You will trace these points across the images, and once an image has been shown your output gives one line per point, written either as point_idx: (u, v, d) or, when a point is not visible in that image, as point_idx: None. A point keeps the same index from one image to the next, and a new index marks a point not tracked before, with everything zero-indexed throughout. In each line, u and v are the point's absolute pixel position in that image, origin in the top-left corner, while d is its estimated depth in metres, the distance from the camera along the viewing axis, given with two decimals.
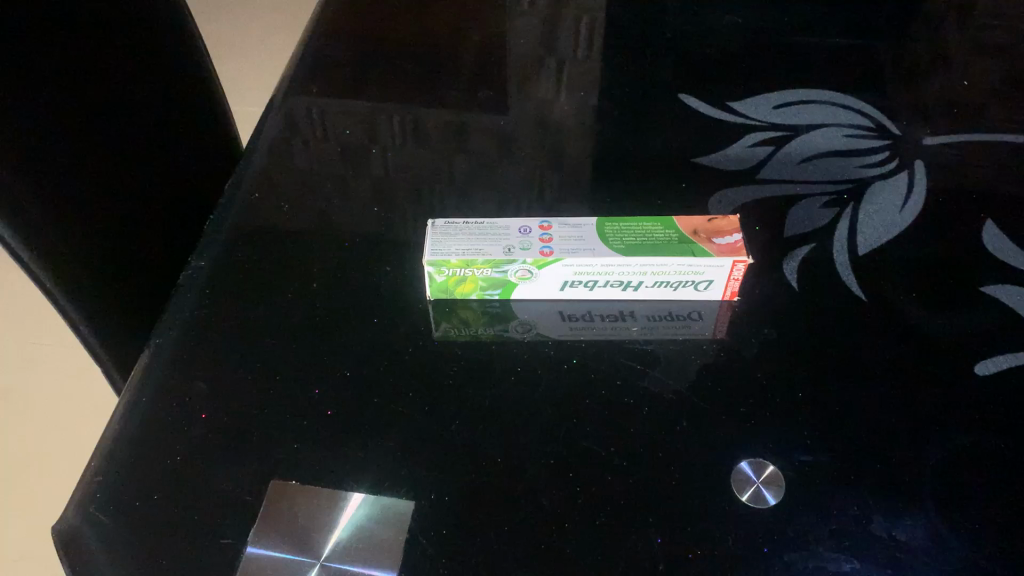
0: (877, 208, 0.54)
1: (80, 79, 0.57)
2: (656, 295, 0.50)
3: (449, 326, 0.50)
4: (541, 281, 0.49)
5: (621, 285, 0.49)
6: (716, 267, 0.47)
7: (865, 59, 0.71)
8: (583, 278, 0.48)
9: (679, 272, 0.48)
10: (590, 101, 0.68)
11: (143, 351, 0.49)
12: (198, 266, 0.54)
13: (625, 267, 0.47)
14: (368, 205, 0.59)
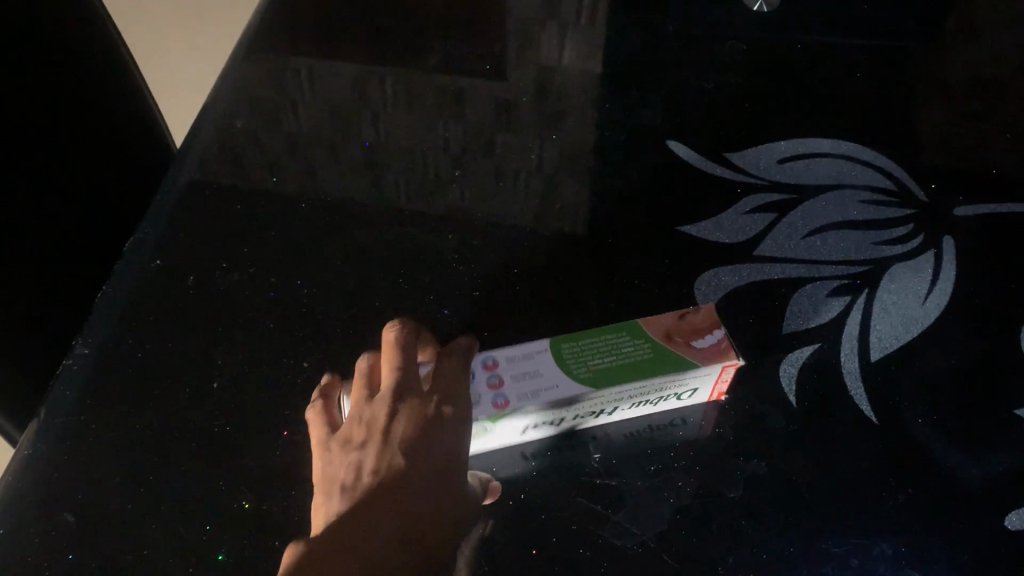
0: (896, 298, 0.46)
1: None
2: (632, 416, 0.42)
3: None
4: (500, 429, 0.40)
5: (594, 414, 0.41)
6: (703, 380, 0.41)
7: (913, 64, 0.59)
8: (548, 418, 0.40)
9: (659, 389, 0.40)
10: (580, 107, 0.57)
11: (7, 464, 0.42)
12: (79, 354, 0.45)
13: (600, 398, 0.40)
14: (298, 251, 0.50)
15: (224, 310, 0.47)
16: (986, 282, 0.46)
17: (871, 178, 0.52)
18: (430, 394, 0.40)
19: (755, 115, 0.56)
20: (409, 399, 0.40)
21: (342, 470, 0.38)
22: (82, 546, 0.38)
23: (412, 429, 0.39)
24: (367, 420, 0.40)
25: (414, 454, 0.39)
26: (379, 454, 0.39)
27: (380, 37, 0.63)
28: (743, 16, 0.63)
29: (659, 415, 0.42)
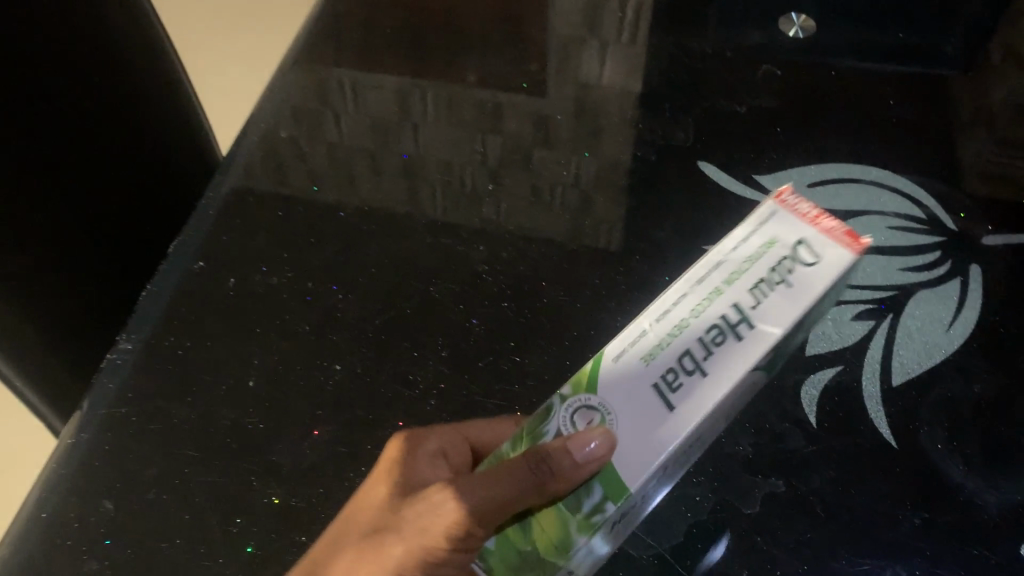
0: (919, 324, 0.46)
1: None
2: (795, 310, 0.34)
3: (532, 570, 0.32)
4: (619, 398, 0.33)
5: (724, 326, 0.34)
6: (788, 231, 0.36)
7: (954, 91, 0.59)
8: (663, 353, 0.34)
9: (746, 261, 0.35)
10: (617, 126, 0.58)
11: (53, 451, 0.44)
12: (123, 351, 0.47)
13: (688, 300, 0.35)
14: (334, 260, 0.51)
15: (261, 314, 0.48)
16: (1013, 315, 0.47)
17: (900, 204, 0.52)
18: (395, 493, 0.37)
19: (790, 137, 0.56)
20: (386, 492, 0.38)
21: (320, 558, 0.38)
22: (122, 533, 0.40)
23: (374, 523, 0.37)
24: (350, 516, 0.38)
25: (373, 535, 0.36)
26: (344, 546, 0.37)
27: (424, 47, 0.63)
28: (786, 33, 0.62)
29: (813, 290, 0.34)
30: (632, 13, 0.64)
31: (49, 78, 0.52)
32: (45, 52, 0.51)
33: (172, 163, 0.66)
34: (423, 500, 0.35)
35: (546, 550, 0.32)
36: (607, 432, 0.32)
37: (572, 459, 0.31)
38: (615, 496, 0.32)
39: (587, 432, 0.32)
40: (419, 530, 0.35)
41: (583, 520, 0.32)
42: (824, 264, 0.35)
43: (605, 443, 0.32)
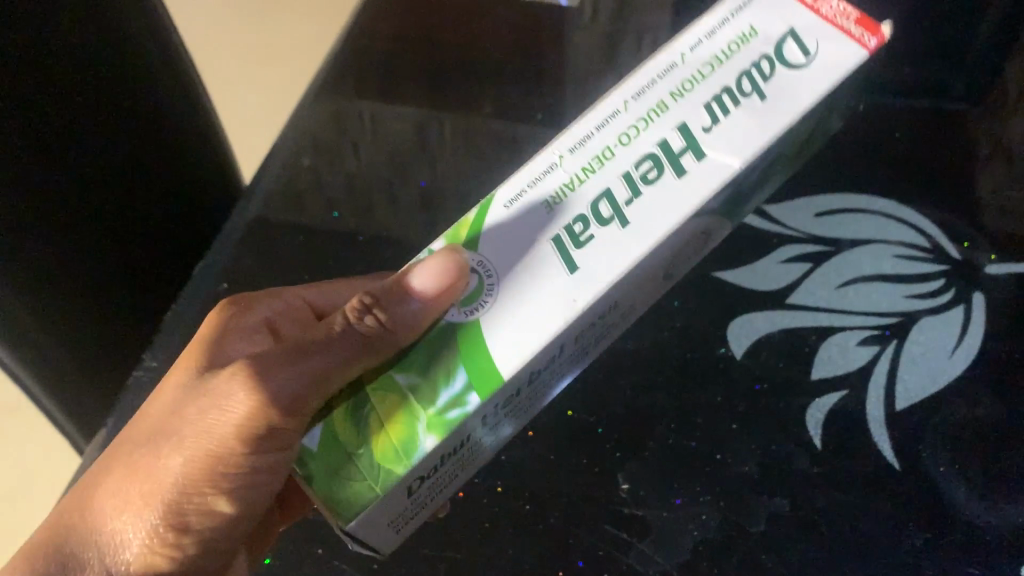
0: (923, 349, 0.47)
1: (19, 163, 0.49)
2: (773, 97, 0.36)
3: (369, 474, 0.32)
4: (513, 241, 0.35)
5: (659, 155, 0.35)
6: (779, 6, 0.38)
7: (966, 115, 0.59)
8: (591, 171, 0.36)
9: (718, 53, 0.37)
10: None
11: (81, 465, 0.46)
12: (149, 370, 0.50)
13: (632, 116, 0.36)
14: (350, 286, 0.53)
15: None
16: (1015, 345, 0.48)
17: (906, 232, 0.53)
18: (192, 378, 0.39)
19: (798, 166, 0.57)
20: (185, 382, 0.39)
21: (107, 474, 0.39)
22: None
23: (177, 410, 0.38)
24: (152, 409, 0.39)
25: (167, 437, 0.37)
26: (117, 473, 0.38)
27: (443, 78, 0.65)
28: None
29: (794, 91, 0.36)
30: (644, 49, 0.66)
31: (74, 115, 0.54)
32: (69, 90, 0.53)
33: (201, 189, 0.69)
34: (205, 394, 0.38)
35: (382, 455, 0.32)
36: (445, 261, 0.34)
37: (404, 297, 0.34)
38: (477, 384, 0.33)
39: (419, 269, 0.34)
40: (201, 434, 0.37)
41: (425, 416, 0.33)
42: (815, 58, 0.37)
43: (439, 274, 0.34)
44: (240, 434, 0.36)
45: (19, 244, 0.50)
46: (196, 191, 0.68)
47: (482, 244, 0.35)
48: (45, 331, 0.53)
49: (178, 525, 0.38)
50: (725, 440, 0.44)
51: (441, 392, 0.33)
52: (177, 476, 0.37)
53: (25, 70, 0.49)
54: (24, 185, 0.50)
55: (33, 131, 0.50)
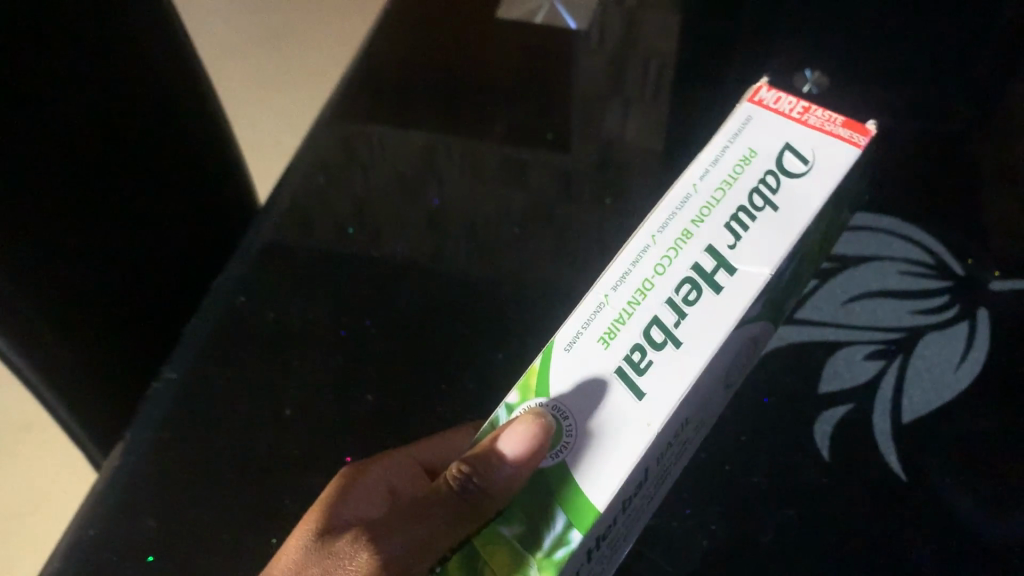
0: (928, 364, 0.48)
1: (33, 190, 0.50)
2: (785, 208, 0.38)
3: None
4: (583, 382, 0.36)
5: (697, 278, 0.37)
6: (770, 139, 0.40)
7: (972, 131, 0.60)
8: (638, 301, 0.37)
9: (720, 183, 0.39)
10: (639, 173, 0.60)
11: (101, 474, 0.47)
12: (168, 380, 0.50)
13: (662, 245, 0.38)
14: (363, 304, 0.54)
15: (298, 352, 0.51)
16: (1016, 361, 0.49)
17: (910, 250, 0.54)
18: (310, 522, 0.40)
19: None
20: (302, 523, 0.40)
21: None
22: (166, 554, 0.44)
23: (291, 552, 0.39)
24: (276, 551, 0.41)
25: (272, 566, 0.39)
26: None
27: (455, 94, 0.66)
28: (801, 88, 0.63)
29: (805, 200, 0.38)
30: (652, 73, 0.66)
31: (84, 141, 0.54)
32: (79, 116, 0.53)
33: (217, 204, 0.70)
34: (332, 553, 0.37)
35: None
36: (529, 426, 0.34)
37: (491, 465, 0.34)
38: (575, 521, 0.33)
39: (504, 434, 0.35)
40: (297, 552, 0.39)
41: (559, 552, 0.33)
42: (814, 165, 0.39)
43: (522, 444, 0.34)
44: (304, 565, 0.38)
45: (42, 262, 0.51)
46: (210, 211, 0.69)
47: (558, 387, 0.36)
48: (68, 345, 0.54)
49: None
50: (734, 451, 0.45)
51: (546, 536, 0.34)
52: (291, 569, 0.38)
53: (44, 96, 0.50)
54: (38, 211, 0.50)
55: (45, 158, 0.51)
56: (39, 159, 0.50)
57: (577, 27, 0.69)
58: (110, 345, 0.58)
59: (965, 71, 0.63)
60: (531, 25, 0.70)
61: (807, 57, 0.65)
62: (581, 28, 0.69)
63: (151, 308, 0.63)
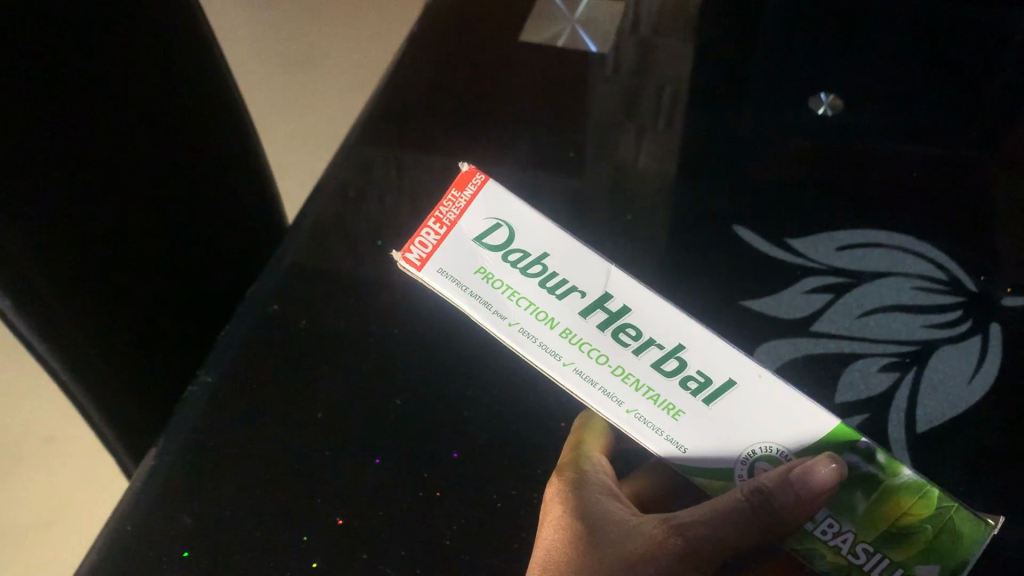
0: (943, 375, 0.51)
1: (79, 200, 0.52)
2: (543, 245, 0.42)
3: (908, 547, 0.37)
4: (721, 441, 0.39)
5: (626, 330, 0.41)
6: (467, 263, 0.42)
7: (980, 149, 0.62)
8: (654, 391, 0.40)
9: (532, 316, 0.41)
10: (657, 185, 0.62)
11: (137, 474, 0.49)
12: (203, 383, 0.52)
13: (609, 381, 0.40)
14: (389, 313, 0.55)
15: (328, 356, 0.53)
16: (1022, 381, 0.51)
17: (924, 265, 0.56)
18: (575, 523, 0.42)
19: (820, 199, 0.60)
20: (568, 524, 0.42)
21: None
22: (200, 550, 0.45)
23: (582, 544, 0.40)
24: (546, 552, 0.41)
25: (579, 561, 0.39)
26: None
27: (475, 108, 0.68)
28: (816, 111, 0.65)
29: (508, 210, 0.42)
30: (667, 95, 0.67)
31: (119, 151, 0.55)
32: (116, 128, 0.55)
33: (247, 216, 0.72)
34: (661, 539, 0.39)
35: (911, 558, 0.37)
36: (828, 466, 0.37)
37: (798, 496, 0.36)
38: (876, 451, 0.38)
39: (803, 476, 0.36)
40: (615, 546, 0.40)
41: (902, 499, 0.38)
42: (497, 214, 0.42)
43: (830, 481, 0.36)
44: (647, 551, 0.39)
45: (86, 269, 0.52)
46: (239, 222, 0.71)
47: (720, 462, 0.40)
48: (109, 348, 0.55)
49: None
50: None
51: (876, 472, 0.38)
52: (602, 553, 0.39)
53: (80, 111, 0.51)
54: (84, 221, 0.52)
55: (86, 170, 0.52)
56: (82, 172, 0.52)
57: (597, 50, 0.71)
58: (147, 351, 0.60)
59: (975, 98, 0.64)
60: (553, 50, 0.71)
61: (822, 81, 0.66)
62: (601, 52, 0.71)
63: (190, 314, 0.65)
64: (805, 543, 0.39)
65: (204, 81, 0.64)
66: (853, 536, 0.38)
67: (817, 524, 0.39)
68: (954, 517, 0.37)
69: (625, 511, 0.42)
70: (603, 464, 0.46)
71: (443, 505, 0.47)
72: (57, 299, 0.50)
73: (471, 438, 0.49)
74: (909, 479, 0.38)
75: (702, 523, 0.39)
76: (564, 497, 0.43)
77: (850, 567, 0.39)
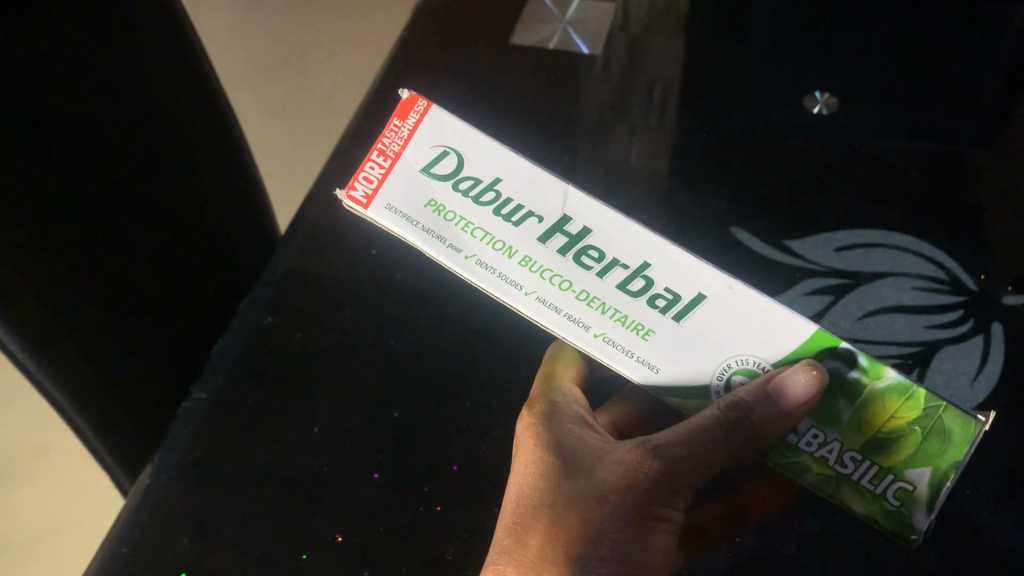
0: (946, 376, 0.52)
1: (66, 220, 0.51)
2: (495, 171, 0.42)
3: (900, 451, 0.39)
4: (689, 354, 0.40)
5: (585, 251, 0.41)
6: (416, 197, 0.42)
7: (977, 143, 0.61)
8: (617, 310, 0.41)
9: (489, 246, 0.42)
10: (651, 185, 0.61)
11: (132, 495, 0.48)
12: (197, 400, 0.51)
13: (572, 305, 0.41)
14: (386, 321, 0.54)
15: (323, 368, 0.52)
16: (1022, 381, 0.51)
17: (923, 262, 0.56)
18: (553, 455, 0.43)
19: (817, 199, 0.59)
20: (546, 455, 0.43)
21: (520, 514, 0.42)
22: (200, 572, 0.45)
23: (562, 474, 0.42)
24: (525, 483, 0.42)
25: (560, 492, 0.41)
26: (531, 517, 0.41)
27: (466, 110, 0.67)
28: (811, 108, 0.64)
29: (455, 140, 0.42)
30: (659, 94, 0.66)
31: (105, 165, 0.54)
32: (102, 143, 0.54)
33: (238, 222, 0.71)
34: (637, 467, 0.41)
35: (902, 462, 0.39)
36: (807, 374, 0.38)
37: (779, 409, 0.38)
38: (864, 361, 0.39)
39: (781, 387, 0.37)
40: (595, 476, 0.41)
41: (888, 403, 0.39)
42: (444, 146, 0.42)
43: (811, 389, 0.37)
44: (628, 479, 0.40)
45: (77, 287, 0.52)
46: (231, 230, 0.70)
47: (694, 377, 0.41)
48: (102, 364, 0.55)
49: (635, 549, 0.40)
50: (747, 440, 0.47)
51: (866, 382, 0.39)
52: (584, 484, 0.41)
53: (64, 129, 0.50)
54: (73, 240, 0.51)
55: (73, 187, 0.51)
56: (69, 190, 0.51)
57: (587, 49, 0.70)
58: (141, 366, 0.59)
59: (970, 91, 0.64)
60: (544, 52, 0.70)
61: (817, 77, 0.66)
62: (591, 51, 0.70)
63: (184, 325, 0.64)
64: (790, 456, 0.42)
65: (188, 91, 0.63)
66: (839, 446, 0.40)
67: (801, 436, 0.41)
68: (942, 417, 0.38)
69: (598, 439, 0.44)
70: (573, 392, 0.47)
71: (445, 518, 0.46)
72: (51, 321, 0.49)
73: (471, 448, 0.49)
74: (892, 382, 0.39)
75: (677, 446, 0.40)
76: (537, 429, 0.44)
77: (838, 476, 0.41)
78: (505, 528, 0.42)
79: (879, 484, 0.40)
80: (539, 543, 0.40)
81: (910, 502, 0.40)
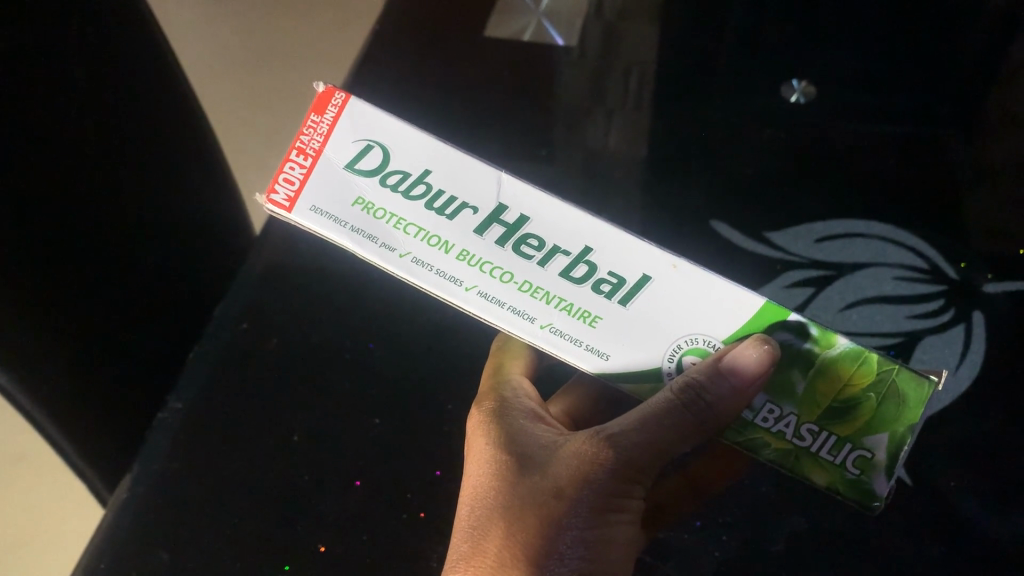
0: (928, 365, 0.52)
1: (38, 229, 0.49)
2: (424, 162, 0.38)
3: (856, 418, 0.37)
4: (639, 338, 0.38)
5: (525, 238, 0.38)
6: (342, 196, 0.38)
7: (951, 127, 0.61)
8: (564, 300, 0.38)
9: (423, 242, 0.38)
10: (629, 180, 0.61)
11: (109, 508, 0.47)
12: (174, 409, 0.50)
13: (516, 296, 0.38)
14: (362, 322, 0.53)
15: (301, 373, 0.51)
16: (996, 368, 0.52)
17: (899, 252, 0.56)
18: (506, 453, 0.41)
19: (792, 189, 0.59)
20: (499, 454, 0.41)
21: (474, 515, 0.39)
22: None
23: (515, 470, 0.40)
24: (476, 483, 0.40)
25: (516, 489, 0.39)
26: (486, 517, 0.39)
27: (440, 107, 0.66)
28: (788, 97, 0.63)
29: (379, 133, 0.39)
30: (634, 83, 0.65)
31: (74, 171, 0.53)
32: (71, 152, 0.53)
33: (210, 224, 0.70)
34: (592, 455, 0.38)
35: (860, 430, 0.38)
36: (757, 348, 0.36)
37: (734, 386, 0.36)
38: (815, 331, 0.37)
39: (733, 361, 0.35)
40: (550, 469, 0.39)
41: (841, 371, 0.37)
42: (366, 139, 0.38)
43: (763, 363, 0.35)
44: (585, 469, 0.38)
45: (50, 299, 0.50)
46: (204, 232, 0.69)
47: (645, 362, 0.38)
48: (76, 376, 0.53)
49: (596, 543, 0.38)
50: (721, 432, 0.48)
51: (819, 353, 0.37)
52: (538, 479, 0.39)
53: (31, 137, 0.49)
54: (46, 250, 0.50)
55: (43, 196, 0.50)
56: (40, 199, 0.50)
57: (561, 38, 0.69)
58: (116, 375, 0.58)
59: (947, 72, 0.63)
60: (519, 44, 0.69)
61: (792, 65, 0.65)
62: (564, 40, 0.69)
63: (160, 330, 0.63)
64: (746, 432, 0.39)
65: (152, 93, 0.62)
66: (795, 419, 0.38)
67: (757, 412, 0.39)
68: (895, 381, 0.37)
69: (551, 433, 0.42)
70: (526, 388, 0.46)
71: (427, 526, 0.46)
72: (24, 337, 0.48)
73: (452, 452, 0.49)
74: (844, 349, 0.37)
75: (633, 433, 0.38)
76: (488, 426, 0.43)
77: (796, 449, 0.39)
78: (460, 534, 0.39)
79: (839, 455, 0.38)
80: (496, 543, 0.38)
81: (869, 470, 0.38)
